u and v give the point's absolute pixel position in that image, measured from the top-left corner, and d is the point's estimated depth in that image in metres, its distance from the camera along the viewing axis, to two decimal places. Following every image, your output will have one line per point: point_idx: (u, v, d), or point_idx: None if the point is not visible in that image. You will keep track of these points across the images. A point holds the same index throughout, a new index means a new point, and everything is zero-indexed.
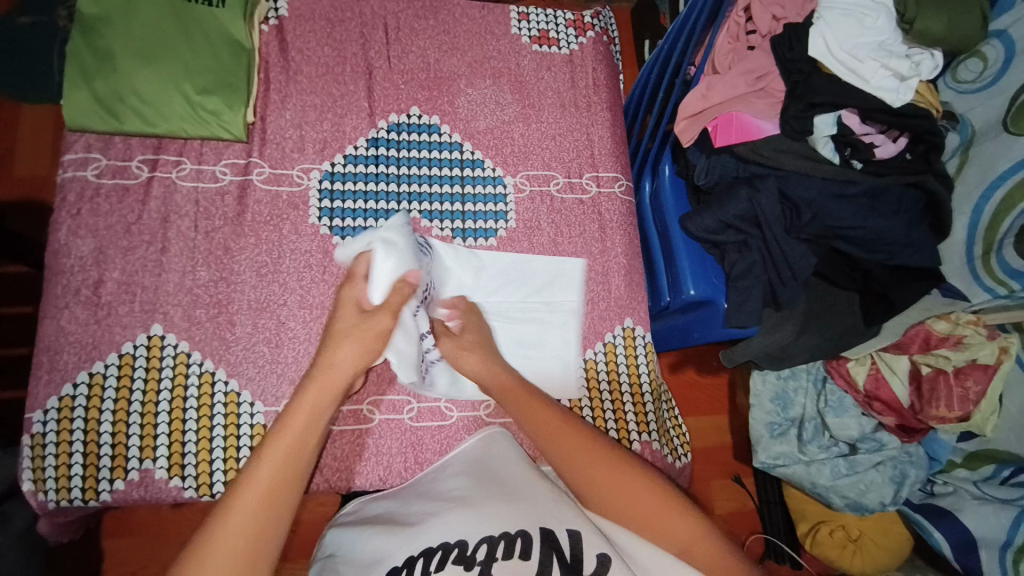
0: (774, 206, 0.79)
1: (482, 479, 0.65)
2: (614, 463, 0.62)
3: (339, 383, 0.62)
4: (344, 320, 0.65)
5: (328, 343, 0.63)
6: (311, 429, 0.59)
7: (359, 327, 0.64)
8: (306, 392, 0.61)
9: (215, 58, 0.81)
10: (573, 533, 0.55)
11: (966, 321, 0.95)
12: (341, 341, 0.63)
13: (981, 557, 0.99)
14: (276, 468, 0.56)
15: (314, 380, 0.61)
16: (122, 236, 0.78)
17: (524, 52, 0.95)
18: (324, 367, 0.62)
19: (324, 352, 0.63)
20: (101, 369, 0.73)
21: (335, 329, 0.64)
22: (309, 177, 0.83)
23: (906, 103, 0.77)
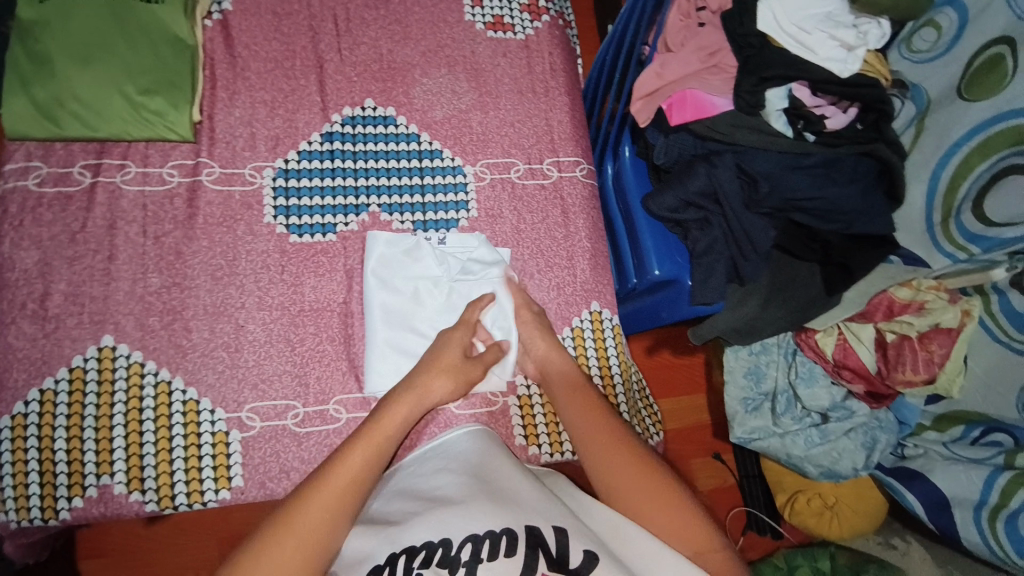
0: (732, 181, 0.79)
1: (465, 474, 0.65)
2: (636, 463, 0.66)
3: (427, 399, 0.72)
4: (453, 354, 0.75)
5: (433, 371, 0.73)
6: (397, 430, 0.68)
7: (460, 368, 0.74)
8: (398, 402, 0.70)
9: (156, 56, 0.78)
10: (558, 531, 0.56)
11: (927, 287, 0.99)
12: (445, 372, 0.73)
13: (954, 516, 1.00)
14: (362, 464, 0.64)
15: (413, 398, 0.70)
16: (67, 246, 0.75)
17: (479, 39, 0.93)
18: (423, 387, 0.72)
19: (425, 377, 0.72)
20: (52, 385, 0.71)
21: (439, 359, 0.74)
22: (262, 175, 0.81)
23: (855, 73, 0.78)
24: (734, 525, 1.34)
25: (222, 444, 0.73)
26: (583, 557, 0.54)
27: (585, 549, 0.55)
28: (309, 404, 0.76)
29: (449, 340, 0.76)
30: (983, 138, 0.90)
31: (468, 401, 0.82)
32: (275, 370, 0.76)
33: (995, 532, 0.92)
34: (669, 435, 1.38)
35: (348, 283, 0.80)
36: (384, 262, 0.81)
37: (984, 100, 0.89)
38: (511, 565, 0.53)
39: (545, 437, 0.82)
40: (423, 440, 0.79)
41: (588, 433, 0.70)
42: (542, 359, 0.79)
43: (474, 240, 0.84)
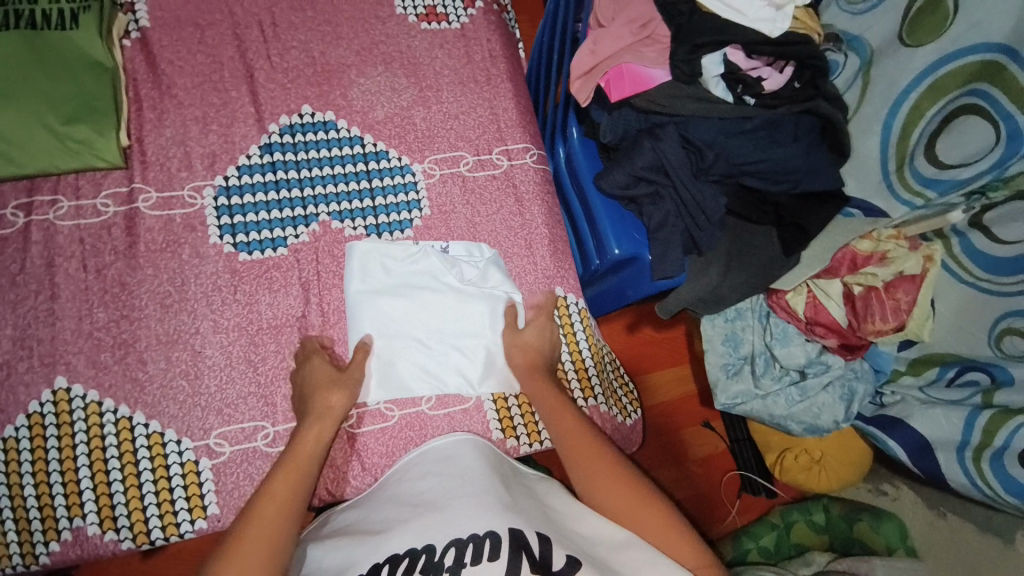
0: (678, 152, 0.79)
1: (450, 478, 0.65)
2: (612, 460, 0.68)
3: (334, 417, 0.71)
4: (321, 375, 0.73)
5: (315, 394, 0.71)
6: (314, 452, 0.68)
7: (340, 379, 0.73)
8: (305, 427, 0.70)
9: (76, 83, 0.75)
10: (543, 539, 0.56)
11: (887, 237, 1.00)
12: (330, 389, 0.72)
13: (937, 458, 1.01)
14: (290, 489, 0.64)
15: (310, 421, 0.70)
16: (8, 289, 0.72)
17: (413, 33, 0.91)
18: (323, 407, 0.71)
19: (316, 400, 0.71)
20: (12, 433, 0.68)
21: (318, 382, 0.72)
22: (202, 195, 0.79)
23: (785, 31, 0.79)
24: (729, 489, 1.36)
25: (193, 474, 0.71)
26: (565, 560, 0.54)
27: (568, 556, 0.55)
28: (278, 423, 0.74)
29: (312, 368, 0.73)
30: (930, 83, 0.90)
31: (441, 400, 0.80)
32: (239, 393, 0.74)
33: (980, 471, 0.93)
34: (654, 409, 1.39)
35: (304, 296, 0.79)
36: (380, 271, 0.80)
37: (928, 45, 0.90)
38: (496, 566, 0.52)
39: (521, 428, 0.81)
40: (400, 446, 0.78)
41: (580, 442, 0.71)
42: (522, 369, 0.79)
43: (482, 251, 0.84)
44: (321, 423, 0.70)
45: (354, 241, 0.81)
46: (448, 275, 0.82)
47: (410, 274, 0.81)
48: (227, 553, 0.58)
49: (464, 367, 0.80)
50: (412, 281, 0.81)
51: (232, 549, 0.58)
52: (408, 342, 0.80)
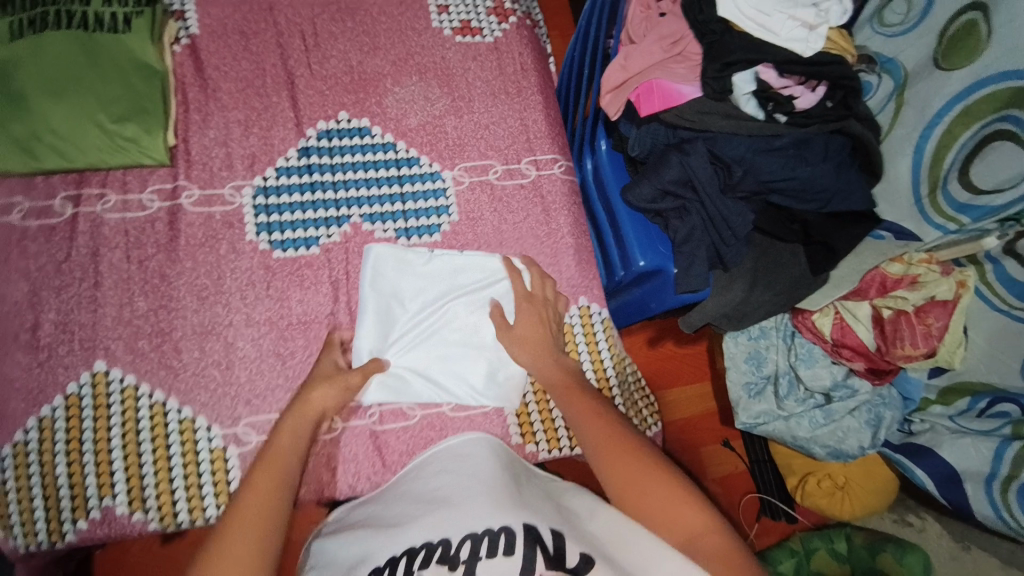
0: (706, 167, 0.79)
1: (463, 475, 0.66)
2: (630, 455, 0.67)
3: (312, 414, 0.70)
4: (317, 373, 0.74)
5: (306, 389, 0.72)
6: (293, 446, 0.67)
7: (331, 377, 0.74)
8: (285, 423, 0.69)
9: (126, 84, 0.79)
10: (556, 532, 0.57)
11: (918, 261, 0.99)
12: (320, 384, 0.73)
13: (965, 489, 1.00)
14: (273, 484, 0.63)
15: (292, 413, 0.70)
16: (55, 276, 0.76)
17: (448, 45, 0.94)
18: (302, 404, 0.71)
19: (302, 392, 0.72)
20: (49, 413, 0.72)
21: (313, 378, 0.74)
22: (242, 195, 0.82)
23: (819, 51, 0.78)
24: (748, 511, 1.34)
25: (221, 461, 0.74)
26: (579, 557, 0.54)
27: (581, 551, 0.55)
28: None
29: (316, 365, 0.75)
30: (964, 108, 0.89)
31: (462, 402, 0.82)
32: (267, 386, 0.77)
33: (1009, 504, 0.92)
34: (673, 425, 1.37)
35: (334, 294, 0.81)
36: (392, 273, 0.82)
37: (962, 68, 0.88)
38: (511, 562, 0.53)
39: (541, 433, 0.83)
40: (422, 445, 0.80)
41: (593, 435, 0.71)
42: (538, 372, 0.79)
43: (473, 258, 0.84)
44: (301, 416, 0.70)
45: (369, 245, 0.82)
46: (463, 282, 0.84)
47: (427, 280, 0.83)
48: (211, 550, 0.57)
49: (463, 382, 0.81)
50: (423, 286, 0.83)
51: (220, 544, 0.57)
52: (414, 348, 0.81)
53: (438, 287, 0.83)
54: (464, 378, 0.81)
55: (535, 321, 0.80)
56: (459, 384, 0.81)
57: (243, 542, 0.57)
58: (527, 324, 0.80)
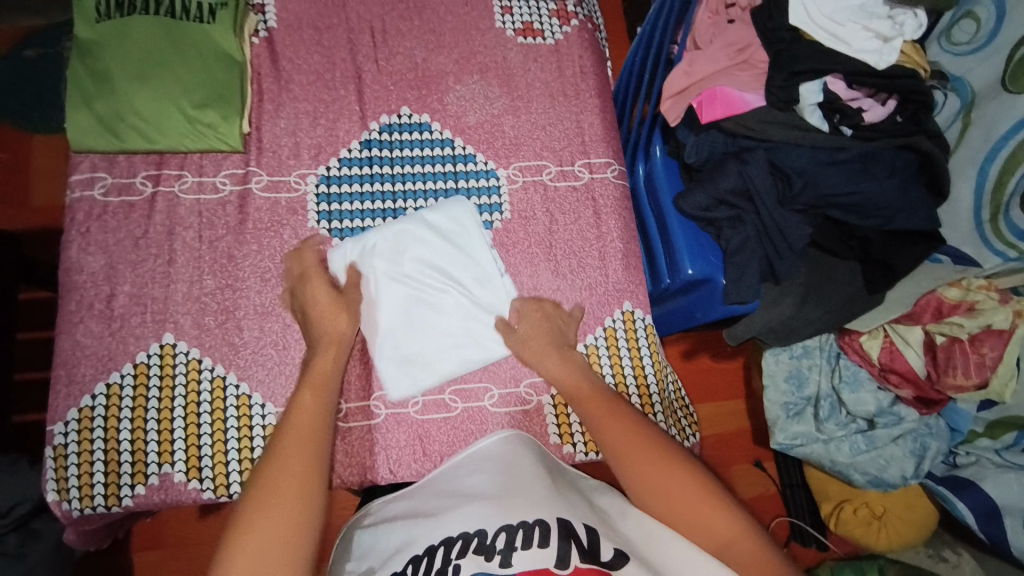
0: (765, 178, 0.79)
1: (497, 471, 0.66)
2: (660, 464, 0.66)
3: (345, 339, 0.77)
4: (324, 301, 0.78)
5: (323, 321, 0.77)
6: (332, 371, 0.74)
7: (343, 305, 0.78)
8: (320, 350, 0.75)
9: (208, 73, 0.83)
10: (590, 528, 0.57)
11: (977, 287, 0.95)
12: (337, 314, 0.77)
13: (1005, 524, 0.99)
14: (318, 405, 0.69)
15: (321, 346, 0.75)
16: (131, 250, 0.80)
17: (510, 46, 0.95)
18: (334, 335, 0.76)
19: (326, 324, 0.77)
20: (118, 379, 0.76)
21: (326, 308, 0.77)
22: (306, 182, 0.85)
23: (892, 63, 0.77)
24: (777, 534, 1.31)
25: None
26: (613, 554, 0.55)
27: (615, 547, 0.56)
28: (352, 400, 0.81)
29: (314, 295, 0.78)
30: None
31: (503, 398, 0.83)
32: None
33: None
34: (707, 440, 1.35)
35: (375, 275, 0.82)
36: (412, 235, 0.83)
37: None
38: (546, 554, 0.54)
39: (579, 436, 0.83)
40: (462, 436, 0.81)
41: (616, 440, 0.69)
42: (545, 371, 0.80)
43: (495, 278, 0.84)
44: (331, 361, 0.74)
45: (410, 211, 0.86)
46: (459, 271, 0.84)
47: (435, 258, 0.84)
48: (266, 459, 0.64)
49: (432, 374, 0.81)
50: (415, 268, 0.83)
51: (275, 453, 0.64)
52: (400, 304, 0.82)
53: (428, 268, 0.83)
54: (442, 356, 0.81)
55: (541, 317, 0.83)
56: (434, 357, 0.81)
57: (290, 473, 0.62)
58: (533, 323, 0.82)
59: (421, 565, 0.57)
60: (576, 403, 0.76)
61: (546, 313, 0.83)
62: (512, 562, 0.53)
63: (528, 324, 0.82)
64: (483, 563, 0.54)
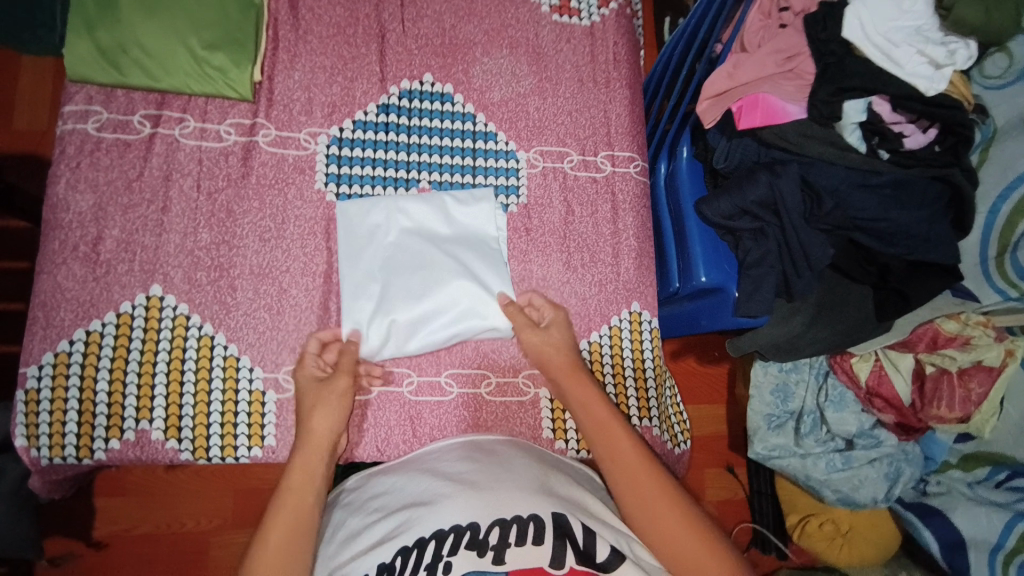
0: (795, 193, 0.77)
1: (489, 462, 0.62)
2: (651, 477, 0.63)
3: (323, 443, 0.68)
4: (308, 390, 0.71)
5: (305, 416, 0.69)
6: (309, 479, 0.64)
7: (321, 396, 0.70)
8: (296, 457, 0.66)
9: (222, 13, 0.77)
10: (586, 527, 0.55)
11: (975, 322, 0.94)
12: (314, 408, 0.69)
13: (969, 557, 1.01)
14: (287, 529, 0.59)
15: (303, 451, 0.66)
16: (123, 193, 0.75)
17: (543, 22, 0.90)
18: (311, 434, 0.68)
19: (301, 424, 0.69)
20: (99, 327, 0.72)
21: (306, 401, 0.71)
22: (316, 142, 0.81)
23: (940, 92, 0.75)
24: (740, 538, 1.33)
25: (258, 404, 0.75)
26: (607, 555, 0.53)
27: (610, 548, 0.54)
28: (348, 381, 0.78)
29: (300, 384, 0.72)
30: None
31: (500, 388, 0.81)
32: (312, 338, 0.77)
33: None
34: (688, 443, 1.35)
35: (385, 241, 0.79)
36: (433, 212, 0.81)
37: None
38: (539, 553, 0.51)
39: (572, 433, 0.81)
40: (452, 421, 0.79)
41: (609, 452, 0.66)
42: (545, 361, 0.76)
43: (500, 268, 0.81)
44: (306, 472, 0.65)
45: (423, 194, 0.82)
46: (453, 249, 0.80)
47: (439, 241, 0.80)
48: None
49: (424, 334, 0.77)
50: (408, 244, 0.79)
51: None
52: (398, 275, 0.78)
53: (424, 246, 0.80)
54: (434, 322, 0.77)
55: (565, 326, 0.79)
56: (425, 322, 0.77)
57: None
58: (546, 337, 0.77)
59: (410, 557, 0.53)
60: (575, 407, 0.72)
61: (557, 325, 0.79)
62: (506, 561, 0.51)
63: (559, 334, 0.78)
64: (477, 560, 0.51)
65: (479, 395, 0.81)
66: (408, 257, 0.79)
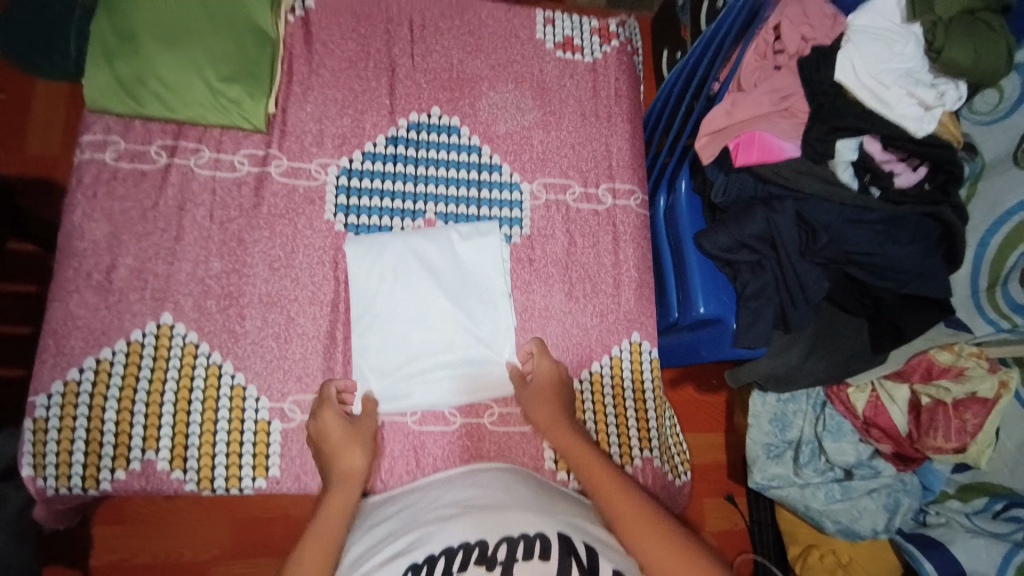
0: (791, 228, 0.80)
1: (496, 488, 0.63)
2: (643, 508, 0.63)
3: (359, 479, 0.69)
4: (335, 432, 0.72)
5: (336, 457, 0.70)
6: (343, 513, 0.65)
7: (356, 435, 0.72)
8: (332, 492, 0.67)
9: (239, 47, 0.80)
10: (590, 547, 0.55)
11: (968, 353, 0.95)
12: (351, 447, 0.71)
13: None
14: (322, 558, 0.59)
15: (338, 487, 0.68)
16: (137, 222, 0.77)
17: (547, 59, 0.94)
18: (347, 472, 0.69)
19: (339, 461, 0.70)
20: (108, 355, 0.72)
21: (338, 438, 0.71)
22: (326, 173, 0.83)
23: (929, 133, 0.78)
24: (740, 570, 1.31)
25: (263, 433, 0.75)
26: None
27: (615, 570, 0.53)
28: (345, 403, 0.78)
29: (325, 427, 0.72)
30: None
31: (503, 417, 0.82)
32: (317, 366, 0.78)
33: None
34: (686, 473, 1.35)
35: (385, 274, 0.80)
36: (442, 249, 0.82)
37: None
38: (546, 568, 0.51)
39: None
40: (456, 451, 0.80)
41: (599, 486, 0.67)
42: (532, 411, 0.77)
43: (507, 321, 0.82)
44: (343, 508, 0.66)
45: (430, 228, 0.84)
46: (456, 295, 0.82)
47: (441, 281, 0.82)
48: None
49: (431, 390, 0.79)
50: (414, 282, 0.81)
51: None
52: (400, 324, 0.80)
53: (429, 287, 0.81)
54: (441, 378, 0.79)
55: (555, 375, 0.78)
56: (432, 380, 0.79)
57: None
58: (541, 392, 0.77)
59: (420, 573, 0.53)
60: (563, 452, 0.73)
61: (551, 369, 0.79)
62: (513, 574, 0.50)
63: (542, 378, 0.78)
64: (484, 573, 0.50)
65: (481, 426, 0.81)
66: (425, 297, 0.81)
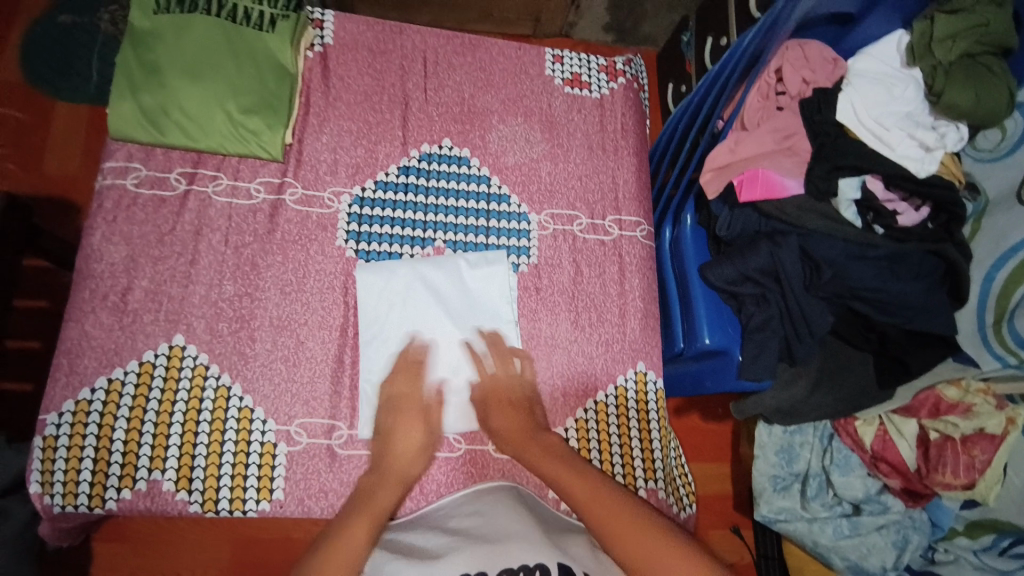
0: (795, 262, 0.81)
1: (494, 515, 0.64)
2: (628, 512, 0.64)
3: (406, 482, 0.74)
4: (416, 437, 0.76)
5: (404, 460, 0.74)
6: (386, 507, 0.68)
7: (426, 446, 0.77)
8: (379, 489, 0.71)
9: (261, 81, 0.83)
10: None
11: (975, 389, 0.96)
12: (417, 455, 0.76)
13: None
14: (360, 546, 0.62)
15: (378, 489, 0.71)
16: (155, 246, 0.79)
17: (556, 94, 0.97)
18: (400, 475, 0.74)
19: (403, 463, 0.74)
20: (120, 376, 0.74)
21: (413, 442, 0.76)
22: (339, 201, 0.85)
23: (931, 172, 0.80)
24: None
25: (269, 456, 0.76)
26: None
27: None
28: (352, 427, 0.78)
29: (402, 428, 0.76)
30: None
31: None
32: (324, 390, 0.79)
33: None
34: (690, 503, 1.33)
35: (393, 300, 0.82)
36: (451, 276, 0.84)
37: None
38: None
39: None
40: (459, 479, 0.80)
41: (579, 494, 0.67)
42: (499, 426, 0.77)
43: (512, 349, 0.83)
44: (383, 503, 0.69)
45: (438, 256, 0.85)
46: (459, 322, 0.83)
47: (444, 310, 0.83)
48: None
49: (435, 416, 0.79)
50: (421, 309, 0.82)
51: None
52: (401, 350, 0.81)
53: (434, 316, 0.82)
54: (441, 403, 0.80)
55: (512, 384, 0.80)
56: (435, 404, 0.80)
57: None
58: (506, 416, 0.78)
59: None
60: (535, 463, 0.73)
61: (521, 384, 0.81)
62: None
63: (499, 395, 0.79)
64: None
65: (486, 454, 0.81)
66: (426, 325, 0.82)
